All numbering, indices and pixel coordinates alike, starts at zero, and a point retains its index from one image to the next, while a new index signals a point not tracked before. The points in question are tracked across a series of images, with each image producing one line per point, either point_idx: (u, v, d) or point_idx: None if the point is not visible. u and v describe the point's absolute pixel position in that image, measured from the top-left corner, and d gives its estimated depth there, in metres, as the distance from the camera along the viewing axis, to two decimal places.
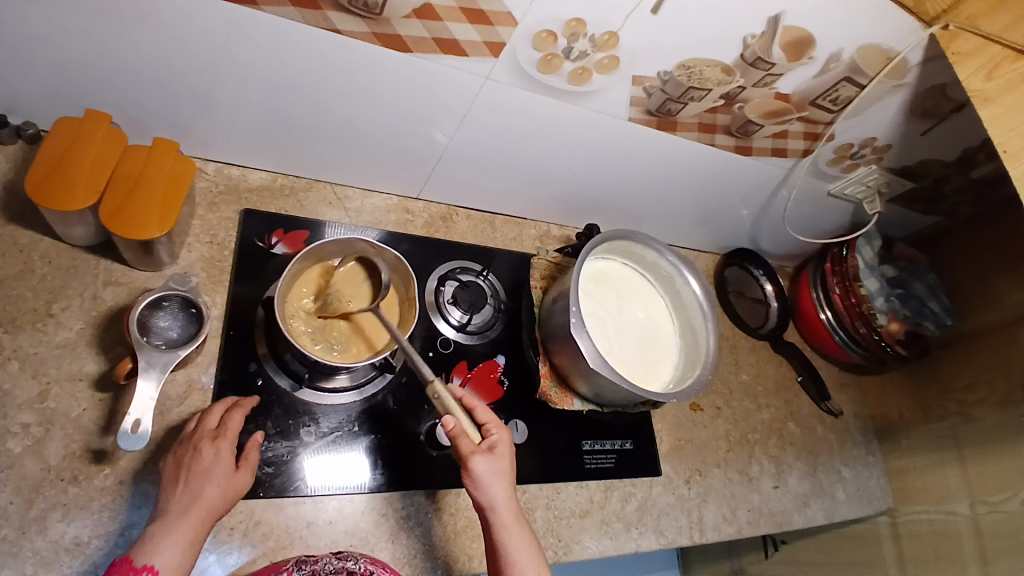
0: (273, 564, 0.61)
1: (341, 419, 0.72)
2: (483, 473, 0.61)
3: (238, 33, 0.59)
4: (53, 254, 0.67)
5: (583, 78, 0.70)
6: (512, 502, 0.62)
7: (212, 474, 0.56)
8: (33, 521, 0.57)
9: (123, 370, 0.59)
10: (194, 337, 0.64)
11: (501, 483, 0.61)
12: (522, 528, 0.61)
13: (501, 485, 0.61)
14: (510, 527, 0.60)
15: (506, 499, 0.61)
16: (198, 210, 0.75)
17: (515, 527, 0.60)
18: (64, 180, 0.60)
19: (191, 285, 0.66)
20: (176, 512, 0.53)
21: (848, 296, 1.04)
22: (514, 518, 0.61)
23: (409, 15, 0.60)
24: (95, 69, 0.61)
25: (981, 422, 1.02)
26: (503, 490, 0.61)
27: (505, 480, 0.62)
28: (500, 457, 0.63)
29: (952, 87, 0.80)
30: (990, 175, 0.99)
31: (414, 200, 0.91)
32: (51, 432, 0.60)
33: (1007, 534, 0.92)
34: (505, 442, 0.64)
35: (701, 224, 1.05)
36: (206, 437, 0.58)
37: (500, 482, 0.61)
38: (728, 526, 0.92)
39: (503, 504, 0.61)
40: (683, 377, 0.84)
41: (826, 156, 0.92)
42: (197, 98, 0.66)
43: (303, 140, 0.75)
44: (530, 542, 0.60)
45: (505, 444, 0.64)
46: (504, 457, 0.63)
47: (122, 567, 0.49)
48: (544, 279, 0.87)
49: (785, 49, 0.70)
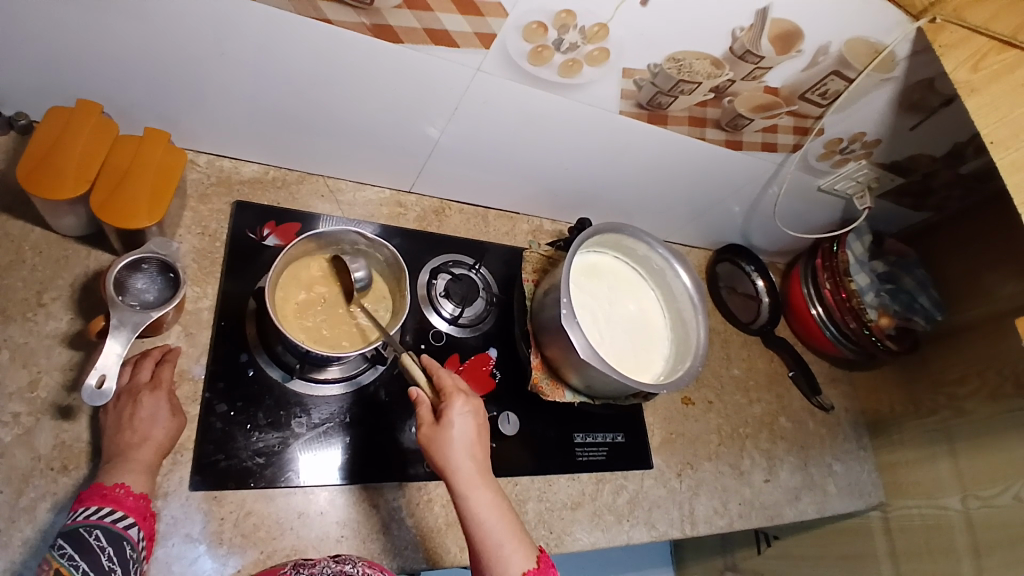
0: (274, 567, 0.62)
1: (333, 411, 0.72)
2: (431, 445, 0.61)
3: (227, 22, 0.59)
4: (44, 245, 0.66)
5: (572, 70, 0.70)
6: (469, 467, 0.60)
7: (157, 418, 0.60)
8: (24, 511, 0.57)
9: (97, 329, 0.60)
10: (169, 301, 0.64)
11: (451, 451, 0.60)
12: (483, 492, 0.59)
13: (451, 452, 0.60)
14: (465, 494, 0.58)
15: (460, 467, 0.59)
16: (189, 201, 0.75)
17: (473, 492, 0.59)
18: (54, 170, 0.60)
19: (171, 249, 0.64)
20: (129, 449, 0.57)
21: (838, 291, 1.04)
22: (478, 483, 0.59)
23: (399, 5, 0.60)
24: (85, 59, 0.61)
25: (971, 417, 1.02)
26: (456, 457, 0.60)
27: (458, 446, 0.60)
28: (449, 424, 0.61)
29: (939, 80, 0.81)
30: (979, 170, 1.00)
31: (407, 193, 0.91)
32: (41, 422, 0.60)
33: (1000, 529, 0.93)
34: (457, 407, 0.62)
35: (693, 219, 1.06)
36: (145, 387, 0.61)
37: (450, 450, 0.60)
38: (719, 519, 0.92)
39: (457, 471, 0.59)
40: (674, 369, 0.84)
41: (815, 150, 0.92)
42: (188, 88, 0.66)
43: (295, 131, 0.75)
44: (491, 506, 0.58)
45: (457, 409, 0.62)
46: (456, 423, 0.61)
47: (91, 495, 0.53)
48: (536, 272, 0.87)
49: (773, 42, 0.71)
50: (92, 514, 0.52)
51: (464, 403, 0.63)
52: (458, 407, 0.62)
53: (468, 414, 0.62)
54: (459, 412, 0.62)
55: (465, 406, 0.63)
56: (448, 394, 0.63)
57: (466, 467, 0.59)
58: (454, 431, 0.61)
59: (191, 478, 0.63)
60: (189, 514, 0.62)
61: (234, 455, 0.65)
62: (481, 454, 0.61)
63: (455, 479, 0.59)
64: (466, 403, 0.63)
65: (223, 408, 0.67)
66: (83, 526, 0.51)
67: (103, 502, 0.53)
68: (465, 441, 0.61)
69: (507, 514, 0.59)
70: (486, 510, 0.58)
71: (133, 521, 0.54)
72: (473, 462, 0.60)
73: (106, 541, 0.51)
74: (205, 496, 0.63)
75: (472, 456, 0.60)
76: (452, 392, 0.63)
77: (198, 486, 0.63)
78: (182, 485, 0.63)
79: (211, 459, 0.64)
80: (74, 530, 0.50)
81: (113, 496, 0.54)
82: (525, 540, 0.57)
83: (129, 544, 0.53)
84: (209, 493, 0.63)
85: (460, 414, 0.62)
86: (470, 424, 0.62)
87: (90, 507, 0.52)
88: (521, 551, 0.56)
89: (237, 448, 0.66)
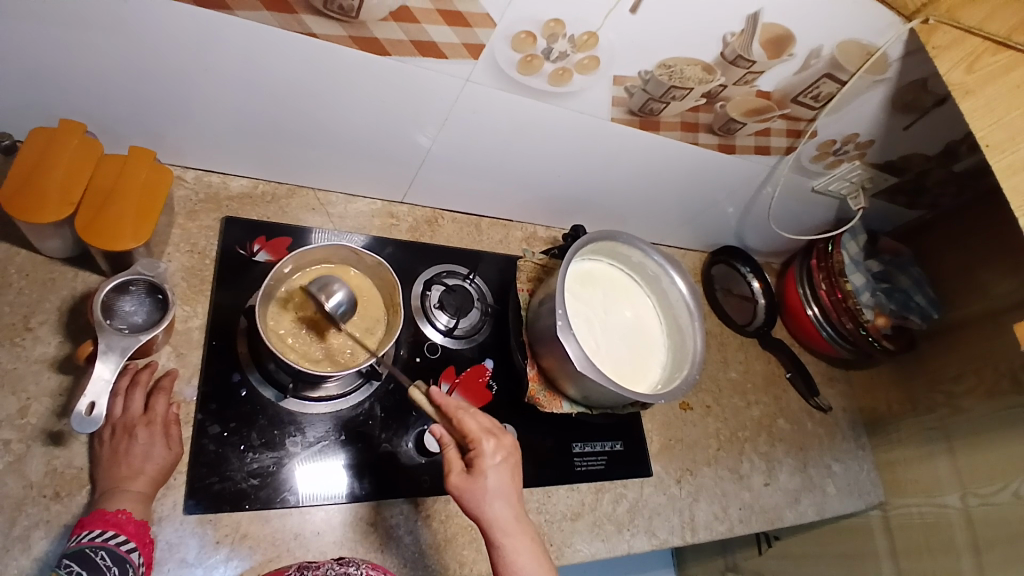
0: (281, 568, 0.62)
1: (328, 428, 0.71)
2: (470, 494, 0.59)
3: (207, 37, 0.58)
4: (30, 268, 0.65)
5: (563, 79, 0.69)
6: (505, 514, 0.59)
7: (152, 453, 0.59)
8: (17, 539, 0.56)
9: (84, 354, 0.59)
10: (158, 324, 0.63)
11: (485, 501, 0.59)
12: (522, 541, 0.58)
13: (488, 503, 0.59)
14: (498, 544, 0.58)
15: (495, 515, 0.58)
16: (177, 219, 0.74)
17: (509, 541, 0.58)
18: (37, 193, 0.59)
19: (160, 270, 0.63)
20: (122, 485, 0.57)
21: (834, 292, 1.04)
22: (515, 537, 0.58)
23: (386, 18, 0.59)
24: (65, 77, 0.59)
25: (968, 414, 1.02)
26: (491, 507, 0.59)
27: (491, 498, 0.59)
28: (484, 472, 0.60)
29: (932, 81, 0.81)
30: (972, 167, 1.00)
31: (398, 203, 0.90)
32: (31, 448, 0.59)
33: (999, 526, 0.93)
34: (488, 454, 0.60)
35: (687, 222, 1.05)
36: (138, 420, 0.60)
37: (485, 499, 0.59)
38: (720, 524, 0.92)
39: (492, 521, 0.58)
40: (671, 378, 0.84)
41: (808, 152, 0.92)
42: (174, 105, 0.65)
43: (284, 144, 0.75)
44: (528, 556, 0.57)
45: (488, 455, 0.60)
46: (489, 470, 0.60)
47: (93, 519, 0.54)
48: (531, 282, 0.86)
49: (764, 46, 0.70)
50: (96, 536, 0.53)
51: (495, 448, 0.61)
52: (491, 455, 0.61)
53: (501, 459, 0.61)
54: (491, 462, 0.60)
55: (498, 452, 0.61)
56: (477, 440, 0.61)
57: (499, 515, 0.58)
58: (487, 481, 0.59)
59: (185, 501, 0.62)
60: (185, 538, 0.61)
61: (228, 477, 0.65)
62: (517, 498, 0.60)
63: (492, 532, 0.58)
64: (496, 449, 0.61)
65: (216, 430, 0.66)
66: (89, 547, 0.52)
67: (106, 525, 0.54)
68: (496, 489, 0.60)
69: (540, 562, 0.58)
70: (521, 556, 0.57)
71: (135, 545, 0.54)
72: (510, 508, 0.59)
73: (111, 562, 0.52)
74: (200, 520, 0.62)
75: (507, 502, 0.59)
76: (480, 436, 0.61)
77: (192, 510, 0.62)
78: (176, 509, 0.62)
79: (205, 482, 0.63)
80: (80, 551, 0.51)
81: (114, 520, 0.54)
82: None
83: (132, 567, 0.53)
84: (204, 516, 0.63)
85: (491, 460, 0.61)
86: (503, 468, 0.61)
87: (94, 530, 0.53)
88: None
89: (231, 470, 0.65)
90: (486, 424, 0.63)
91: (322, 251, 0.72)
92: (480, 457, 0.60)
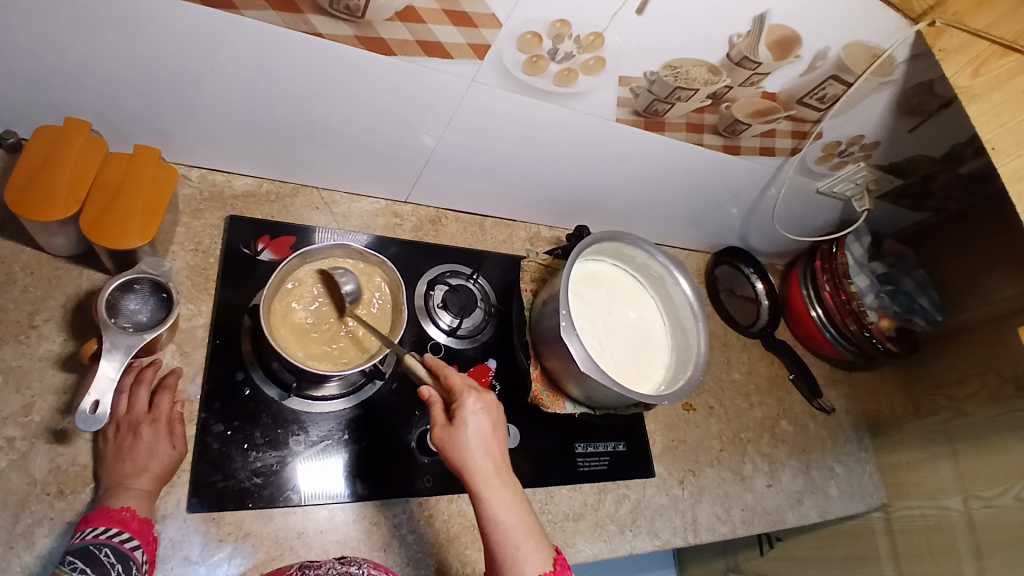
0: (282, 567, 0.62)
1: (332, 427, 0.72)
2: (450, 446, 0.59)
3: (212, 37, 0.58)
4: (35, 265, 0.66)
5: (568, 79, 0.69)
6: (485, 467, 0.58)
7: (156, 451, 0.59)
8: (21, 536, 0.56)
9: (88, 351, 0.59)
10: (163, 322, 0.63)
11: (464, 451, 0.58)
12: (503, 492, 0.58)
13: (467, 453, 0.58)
14: (477, 495, 0.57)
15: (474, 465, 0.58)
16: (182, 217, 0.74)
17: (488, 494, 0.57)
18: (43, 191, 0.59)
19: (164, 269, 0.63)
20: (125, 482, 0.57)
21: (838, 293, 1.04)
22: (494, 486, 0.58)
23: (392, 18, 0.59)
24: (72, 75, 0.60)
25: (972, 418, 1.02)
26: (469, 456, 0.58)
27: (471, 450, 0.58)
28: (463, 423, 0.59)
29: (938, 83, 0.80)
30: (977, 170, 0.99)
31: (402, 203, 0.90)
32: (36, 445, 0.59)
33: (1001, 530, 0.93)
34: (468, 404, 0.60)
35: (691, 223, 1.05)
36: (143, 418, 0.61)
37: (466, 452, 0.58)
38: (722, 525, 0.92)
39: (474, 473, 0.58)
40: (675, 379, 0.84)
41: (813, 154, 0.92)
42: (179, 104, 0.65)
43: (289, 144, 0.75)
44: (508, 507, 0.57)
45: (470, 406, 0.60)
46: (469, 422, 0.59)
47: (98, 516, 0.54)
48: (535, 282, 0.86)
49: (770, 48, 0.70)
50: (100, 532, 0.53)
51: (476, 401, 0.61)
52: (471, 407, 0.60)
53: (482, 411, 0.60)
54: (472, 413, 0.60)
55: (479, 404, 0.60)
56: (459, 393, 0.61)
57: (479, 468, 0.58)
58: (466, 433, 0.59)
59: (188, 499, 0.62)
60: (188, 536, 0.61)
61: (232, 475, 0.65)
62: (500, 451, 0.59)
63: (476, 483, 0.57)
64: (478, 401, 0.60)
65: (219, 428, 0.66)
66: (93, 544, 0.52)
67: (110, 522, 0.54)
68: (474, 441, 0.59)
69: (519, 514, 0.57)
70: (502, 508, 0.57)
71: (138, 543, 0.54)
72: (492, 461, 0.59)
73: (115, 558, 0.52)
74: (203, 518, 0.63)
75: (487, 455, 0.58)
76: (464, 389, 0.61)
77: (196, 508, 0.62)
78: (180, 507, 0.62)
79: (209, 481, 0.63)
80: (84, 548, 0.51)
81: (118, 517, 0.54)
82: (535, 538, 0.57)
83: (135, 565, 0.53)
84: (207, 514, 0.63)
85: (473, 411, 0.60)
86: (485, 420, 0.60)
87: (98, 527, 0.53)
88: (533, 553, 0.56)
89: (234, 468, 0.65)
90: (472, 380, 0.63)
91: (326, 250, 0.72)
92: (460, 409, 0.60)
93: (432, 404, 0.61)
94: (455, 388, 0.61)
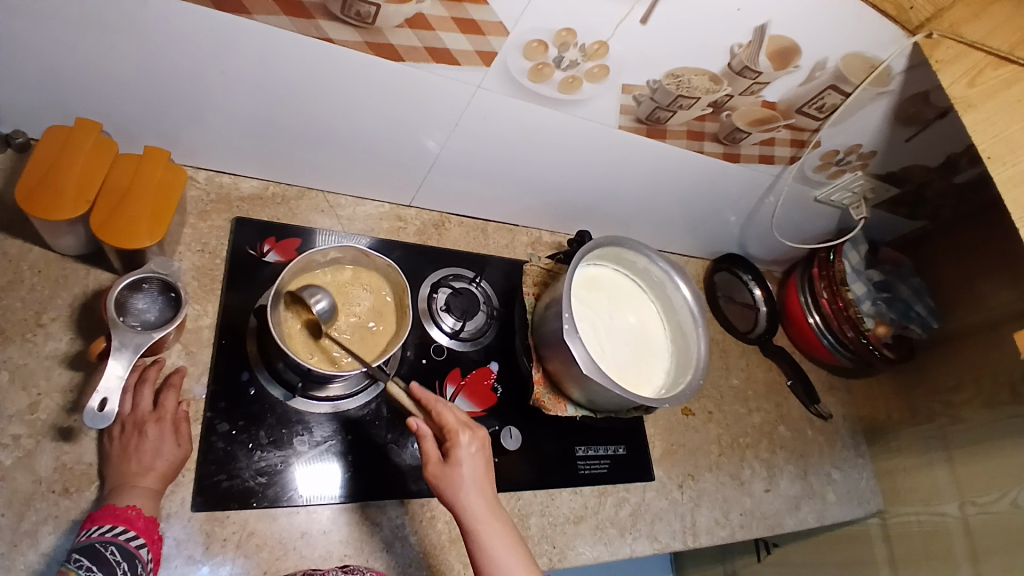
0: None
1: (335, 427, 0.72)
2: (450, 480, 0.59)
3: (223, 42, 0.59)
4: (43, 264, 0.66)
5: (573, 87, 0.71)
6: (481, 504, 0.58)
7: (161, 449, 0.60)
8: (26, 534, 0.56)
9: (98, 349, 0.60)
10: (170, 321, 0.64)
11: (461, 490, 0.58)
12: (498, 529, 0.57)
13: (464, 492, 0.58)
14: (479, 534, 0.57)
15: (472, 504, 0.58)
16: (189, 218, 0.75)
17: (491, 531, 0.57)
18: (52, 192, 0.59)
19: (173, 269, 0.64)
20: (132, 479, 0.58)
21: (835, 300, 1.05)
22: (494, 526, 0.58)
23: (401, 25, 0.60)
24: (85, 78, 0.61)
25: (968, 423, 1.03)
26: (467, 495, 0.58)
27: (466, 482, 0.59)
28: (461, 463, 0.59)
29: (935, 93, 0.82)
30: (973, 179, 1.01)
31: (406, 207, 0.91)
32: (41, 444, 0.59)
33: (996, 534, 0.94)
34: (464, 445, 0.60)
35: (690, 229, 1.06)
36: (148, 416, 0.61)
37: (462, 490, 0.58)
38: (721, 529, 0.92)
39: (469, 509, 0.58)
40: (675, 383, 0.85)
41: (811, 162, 0.93)
42: (188, 106, 0.66)
43: (295, 147, 0.76)
44: (512, 551, 0.57)
45: (464, 445, 0.60)
46: (466, 462, 0.60)
47: (104, 514, 0.55)
48: (537, 285, 0.87)
49: (771, 58, 0.71)
50: (106, 531, 0.53)
51: (471, 438, 0.61)
52: (466, 445, 0.60)
53: (476, 452, 0.61)
54: (466, 452, 0.60)
55: (474, 441, 0.61)
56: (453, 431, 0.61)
57: (477, 506, 0.58)
58: (465, 469, 0.59)
59: (193, 499, 0.63)
60: (192, 536, 0.62)
61: (236, 475, 0.65)
62: (492, 491, 0.60)
63: (468, 519, 0.57)
64: (472, 439, 0.61)
65: (224, 427, 0.67)
66: (99, 541, 0.52)
67: (116, 521, 0.54)
68: (478, 479, 0.60)
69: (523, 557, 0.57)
70: (496, 547, 0.57)
71: (144, 541, 0.55)
72: (485, 498, 0.59)
73: (121, 557, 0.52)
74: (207, 517, 0.63)
75: (484, 493, 0.59)
76: (459, 428, 0.61)
77: (200, 507, 0.62)
78: (184, 506, 0.62)
79: (213, 480, 0.64)
80: (89, 545, 0.52)
81: (125, 516, 0.55)
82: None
83: (140, 563, 0.54)
84: (211, 514, 0.63)
85: (468, 452, 0.60)
86: (478, 462, 0.60)
87: (104, 525, 0.54)
88: None
89: (239, 468, 0.65)
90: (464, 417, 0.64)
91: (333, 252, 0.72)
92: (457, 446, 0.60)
93: (424, 438, 0.61)
94: (450, 425, 0.62)
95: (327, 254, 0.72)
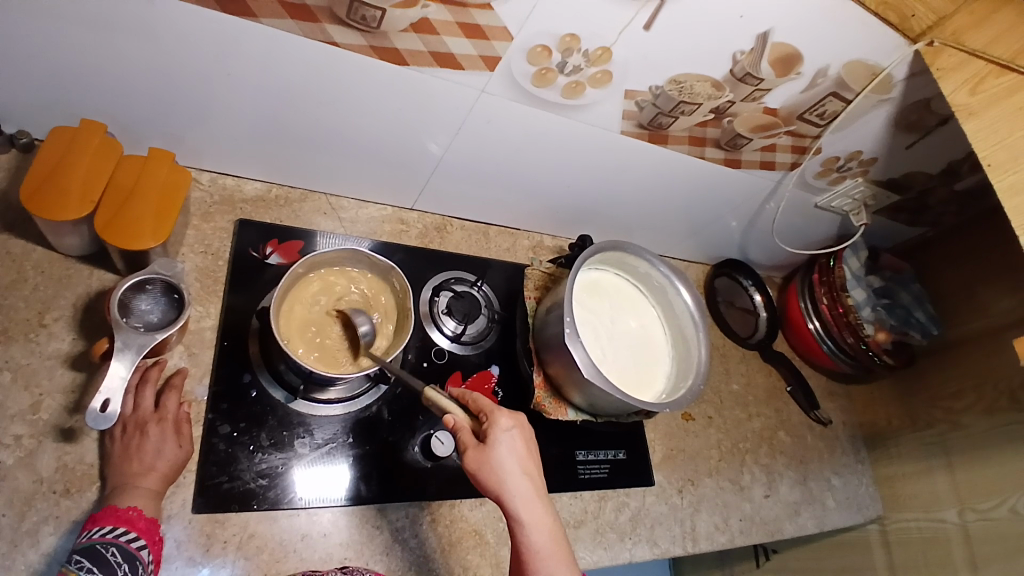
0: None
1: (336, 430, 0.72)
2: (491, 462, 0.58)
3: (229, 44, 0.60)
4: (46, 264, 0.66)
5: (576, 92, 0.71)
6: (523, 486, 0.58)
7: (163, 449, 0.60)
8: (27, 534, 0.56)
9: (100, 350, 0.60)
10: (173, 322, 0.64)
11: (501, 472, 0.57)
12: (537, 511, 0.57)
13: (505, 474, 0.57)
14: (520, 515, 0.57)
15: (513, 487, 0.57)
16: (192, 220, 0.75)
17: (529, 511, 0.57)
18: (56, 192, 0.60)
19: (176, 270, 0.64)
20: (133, 479, 0.58)
21: (835, 306, 1.05)
22: (533, 506, 0.57)
23: (406, 29, 0.61)
24: (91, 78, 0.61)
25: (967, 430, 1.03)
26: (507, 477, 0.57)
27: (506, 463, 0.58)
28: (499, 446, 0.58)
29: (936, 101, 0.82)
30: (973, 186, 1.01)
31: (409, 210, 0.91)
32: (43, 444, 0.60)
33: (996, 541, 0.94)
34: (502, 427, 0.60)
35: (692, 234, 1.07)
36: (150, 417, 0.61)
37: (503, 472, 0.57)
38: (720, 535, 0.92)
39: (511, 492, 0.57)
40: (676, 388, 0.85)
41: (812, 168, 0.94)
42: (193, 107, 0.67)
43: (299, 149, 0.76)
44: (550, 533, 0.57)
45: (503, 427, 0.60)
46: (504, 443, 0.59)
47: (105, 515, 0.55)
48: (538, 290, 0.88)
49: (773, 65, 0.72)
50: (107, 531, 0.53)
51: (510, 421, 0.61)
52: (505, 426, 0.60)
53: (514, 432, 0.60)
54: (505, 433, 0.59)
55: (511, 423, 0.61)
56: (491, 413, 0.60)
57: (519, 489, 0.57)
58: (504, 451, 0.58)
59: (194, 500, 0.63)
60: (192, 537, 0.62)
61: (237, 477, 0.65)
62: (535, 471, 0.59)
63: (509, 502, 0.57)
64: (511, 421, 0.60)
65: (226, 429, 0.67)
66: (100, 542, 0.52)
67: (116, 521, 0.54)
68: (519, 459, 0.59)
69: (558, 539, 0.57)
70: (536, 528, 0.57)
71: (144, 543, 0.55)
72: (527, 480, 0.58)
73: (122, 558, 0.52)
74: (208, 519, 0.63)
75: (525, 475, 0.58)
76: (497, 410, 0.61)
77: (201, 509, 0.62)
78: (185, 508, 0.62)
79: (213, 482, 0.64)
80: (90, 547, 0.52)
81: (125, 517, 0.55)
82: (577, 564, 0.56)
83: (141, 564, 0.54)
84: (212, 515, 0.63)
85: (506, 434, 0.60)
86: (517, 442, 0.60)
87: (105, 526, 0.54)
88: (576, 574, 0.55)
89: (240, 470, 0.66)
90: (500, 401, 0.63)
91: (334, 254, 0.72)
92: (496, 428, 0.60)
93: (460, 428, 0.60)
94: (486, 409, 0.62)
95: (329, 256, 0.72)
